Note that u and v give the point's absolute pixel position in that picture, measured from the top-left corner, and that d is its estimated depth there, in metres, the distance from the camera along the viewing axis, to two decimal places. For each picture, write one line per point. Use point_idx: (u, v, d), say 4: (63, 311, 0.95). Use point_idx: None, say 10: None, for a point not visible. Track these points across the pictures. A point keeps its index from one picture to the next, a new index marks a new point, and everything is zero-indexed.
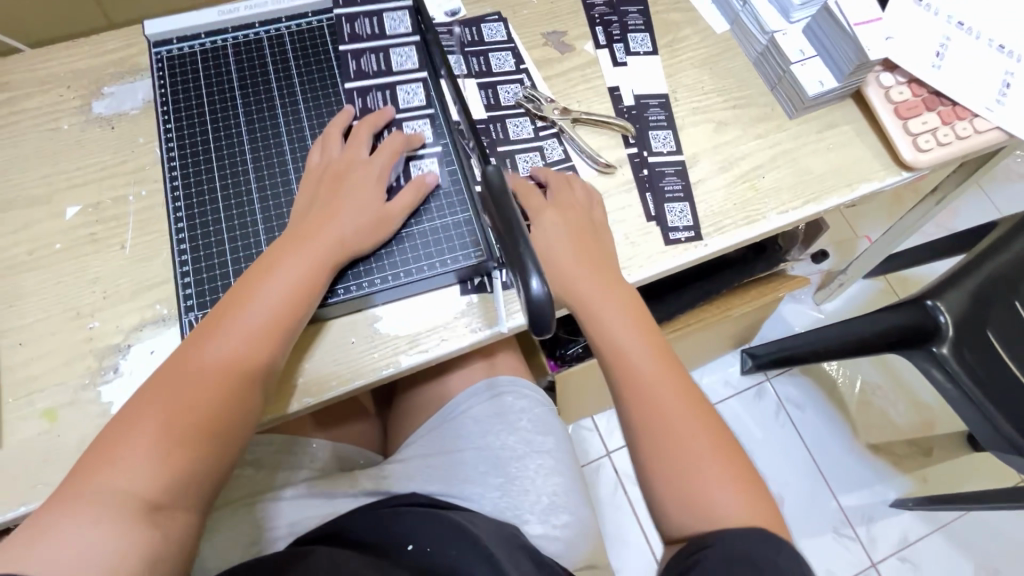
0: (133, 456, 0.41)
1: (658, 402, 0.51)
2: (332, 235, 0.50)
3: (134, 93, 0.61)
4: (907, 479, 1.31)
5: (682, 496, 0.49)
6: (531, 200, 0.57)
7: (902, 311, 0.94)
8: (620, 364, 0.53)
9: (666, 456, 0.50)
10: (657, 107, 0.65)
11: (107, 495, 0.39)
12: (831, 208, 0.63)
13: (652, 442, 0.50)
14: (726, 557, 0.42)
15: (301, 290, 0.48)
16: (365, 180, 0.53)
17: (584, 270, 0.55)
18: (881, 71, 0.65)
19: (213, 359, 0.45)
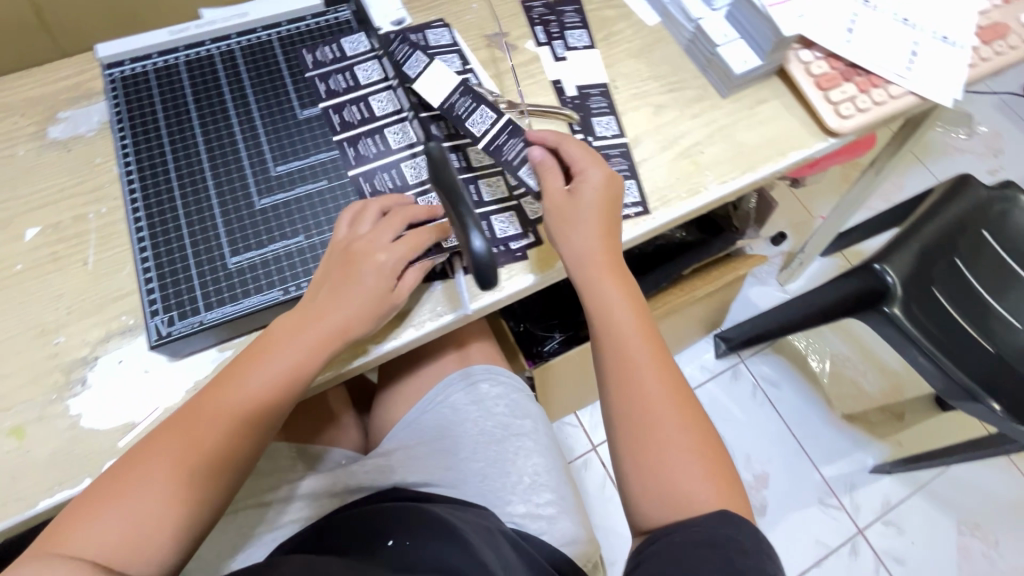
0: (133, 494, 0.44)
1: (645, 388, 0.54)
2: (333, 319, 0.50)
3: (90, 115, 0.63)
4: (884, 445, 1.35)
5: (650, 476, 0.52)
6: (592, 163, 0.58)
7: (855, 278, 0.98)
8: (613, 339, 0.56)
9: (641, 439, 0.53)
10: (599, 96, 0.69)
11: (100, 536, 0.42)
12: (769, 175, 0.67)
13: (631, 427, 0.53)
14: (692, 542, 0.45)
15: (308, 363, 0.50)
16: (376, 275, 0.51)
17: (595, 250, 0.56)
18: (800, 48, 0.70)
19: (216, 409, 0.48)
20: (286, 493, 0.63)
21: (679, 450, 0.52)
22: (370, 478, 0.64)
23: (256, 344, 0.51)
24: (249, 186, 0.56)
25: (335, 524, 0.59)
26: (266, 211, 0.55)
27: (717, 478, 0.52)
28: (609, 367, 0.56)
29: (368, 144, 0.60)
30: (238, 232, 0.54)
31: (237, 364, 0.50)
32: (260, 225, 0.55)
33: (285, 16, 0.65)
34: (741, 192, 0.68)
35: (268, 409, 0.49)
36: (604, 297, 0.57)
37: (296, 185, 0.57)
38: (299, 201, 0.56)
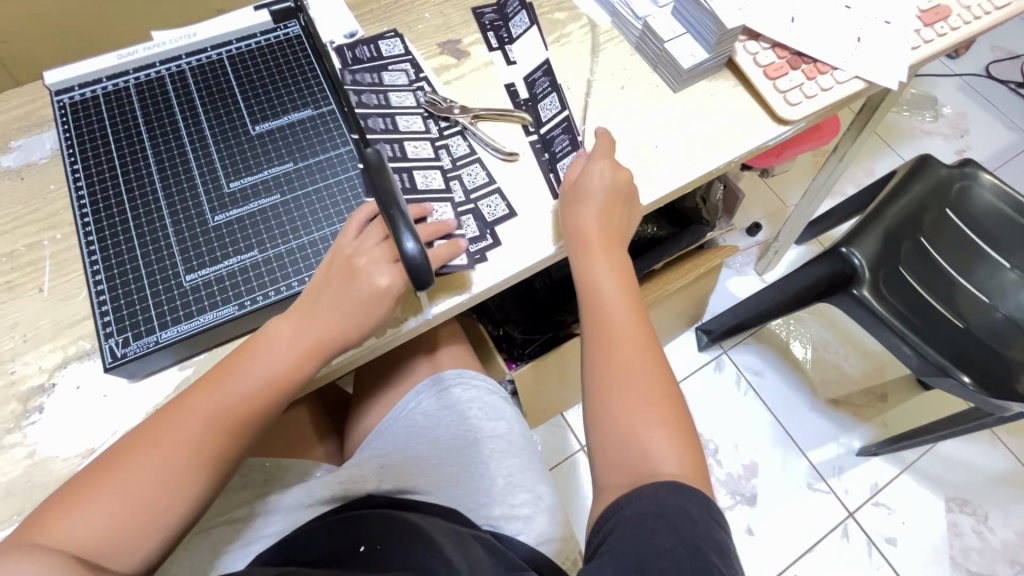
0: (120, 486, 0.45)
1: (629, 369, 0.54)
2: (320, 322, 0.51)
3: (42, 143, 0.63)
4: (869, 427, 1.36)
5: (618, 442, 0.52)
6: (606, 156, 0.61)
7: (826, 262, 0.99)
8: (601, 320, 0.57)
9: (621, 417, 0.52)
10: (544, 80, 0.69)
11: (87, 528, 0.43)
12: (722, 165, 0.68)
13: (607, 391, 0.54)
14: (644, 514, 0.45)
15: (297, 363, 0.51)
16: (370, 285, 0.50)
17: (594, 229, 0.59)
18: (746, 40, 0.71)
19: (206, 406, 0.48)
20: (257, 508, 0.62)
21: (656, 428, 0.51)
22: (341, 488, 0.63)
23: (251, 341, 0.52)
24: (201, 203, 0.56)
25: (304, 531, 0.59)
26: (219, 226, 0.56)
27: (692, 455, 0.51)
28: (593, 348, 0.56)
29: (331, 154, 0.60)
30: (193, 249, 0.54)
31: (233, 359, 0.51)
32: (214, 241, 0.55)
33: (234, 34, 0.65)
34: (698, 184, 0.69)
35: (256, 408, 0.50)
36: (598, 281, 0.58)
37: (248, 200, 0.57)
38: (251, 216, 0.56)
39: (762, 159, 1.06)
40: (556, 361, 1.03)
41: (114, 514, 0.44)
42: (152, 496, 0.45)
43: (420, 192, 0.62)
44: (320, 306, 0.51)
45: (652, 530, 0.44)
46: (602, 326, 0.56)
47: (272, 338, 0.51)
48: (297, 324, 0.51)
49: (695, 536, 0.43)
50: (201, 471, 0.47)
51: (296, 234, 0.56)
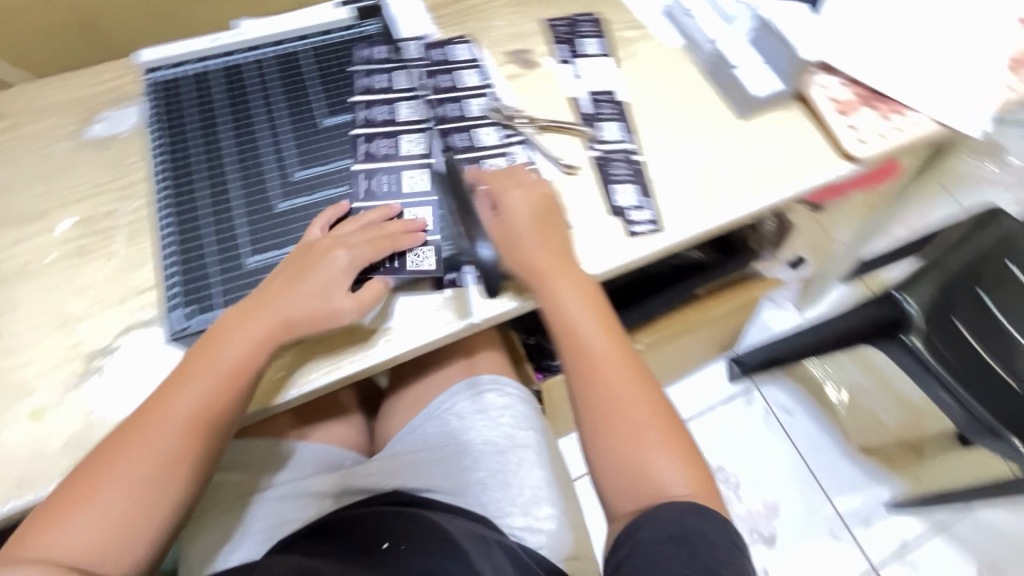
0: (97, 500, 0.44)
1: (614, 394, 0.52)
2: (277, 317, 0.51)
3: (126, 117, 0.65)
4: (901, 480, 1.31)
5: (622, 468, 0.50)
6: (513, 181, 0.59)
7: (874, 305, 0.98)
8: (579, 350, 0.54)
9: (621, 449, 0.50)
10: (609, 103, 0.70)
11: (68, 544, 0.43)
12: (784, 199, 0.67)
13: (600, 424, 0.51)
14: (661, 537, 0.44)
15: (255, 352, 0.50)
16: (326, 278, 0.52)
17: (543, 255, 0.56)
18: (819, 73, 0.70)
19: (177, 404, 0.48)
20: (290, 489, 0.64)
21: (656, 449, 0.50)
22: (373, 480, 0.64)
23: (204, 344, 0.50)
24: (268, 189, 0.58)
25: (327, 526, 0.59)
26: (285, 213, 0.57)
27: (696, 466, 0.50)
28: (583, 381, 0.53)
29: (400, 150, 0.62)
30: (259, 233, 0.56)
31: (189, 363, 0.50)
32: (280, 227, 0.57)
33: (316, 29, 0.67)
34: (757, 215, 0.68)
35: (226, 405, 0.49)
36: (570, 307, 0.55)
37: (314, 191, 0.59)
38: (317, 207, 0.58)
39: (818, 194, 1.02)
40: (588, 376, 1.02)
41: (99, 523, 0.44)
42: (134, 502, 0.45)
43: None
44: (273, 304, 0.51)
45: (672, 556, 0.43)
46: (582, 360, 0.53)
47: (224, 337, 0.50)
48: (251, 320, 0.51)
49: (714, 560, 0.42)
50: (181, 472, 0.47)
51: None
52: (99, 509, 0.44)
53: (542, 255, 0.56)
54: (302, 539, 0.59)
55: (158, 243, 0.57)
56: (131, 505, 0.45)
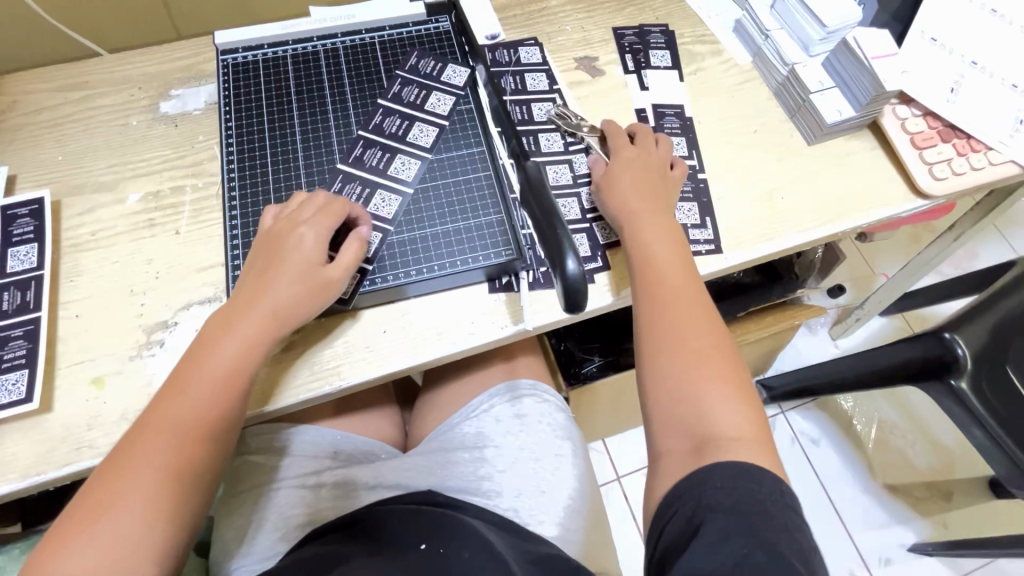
0: (107, 520, 0.41)
1: (681, 321, 0.50)
2: (268, 308, 0.49)
3: (198, 96, 0.67)
4: (926, 523, 1.27)
5: (675, 392, 0.47)
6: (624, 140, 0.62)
7: (923, 343, 0.94)
8: (651, 282, 0.53)
9: (679, 373, 0.48)
10: (673, 116, 0.69)
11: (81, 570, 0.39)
12: (849, 230, 0.65)
13: (662, 346, 0.49)
14: (720, 512, 0.39)
15: (251, 347, 0.49)
16: (297, 256, 0.51)
17: (632, 195, 0.58)
18: (897, 103, 0.68)
19: (177, 410, 0.45)
20: (327, 476, 0.65)
21: (715, 381, 0.47)
22: (409, 475, 0.65)
23: (191, 351, 0.48)
24: (332, 177, 0.59)
25: (363, 523, 0.59)
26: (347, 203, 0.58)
27: (756, 412, 0.47)
28: (652, 311, 0.51)
29: (464, 148, 0.61)
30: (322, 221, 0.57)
31: (181, 371, 0.47)
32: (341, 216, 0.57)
33: (389, 21, 0.68)
34: (818, 244, 0.66)
35: (228, 409, 0.47)
36: (650, 245, 0.55)
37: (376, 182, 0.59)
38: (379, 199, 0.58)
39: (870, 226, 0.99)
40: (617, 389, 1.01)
41: (109, 546, 0.40)
42: (146, 518, 0.42)
43: None
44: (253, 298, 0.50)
45: (734, 532, 0.37)
46: (653, 286, 0.53)
47: (212, 339, 0.48)
48: (238, 319, 0.49)
49: (777, 540, 0.37)
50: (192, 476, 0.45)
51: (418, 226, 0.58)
52: (107, 528, 0.41)
53: (636, 193, 0.58)
54: (338, 529, 0.59)
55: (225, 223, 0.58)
56: (144, 522, 0.42)
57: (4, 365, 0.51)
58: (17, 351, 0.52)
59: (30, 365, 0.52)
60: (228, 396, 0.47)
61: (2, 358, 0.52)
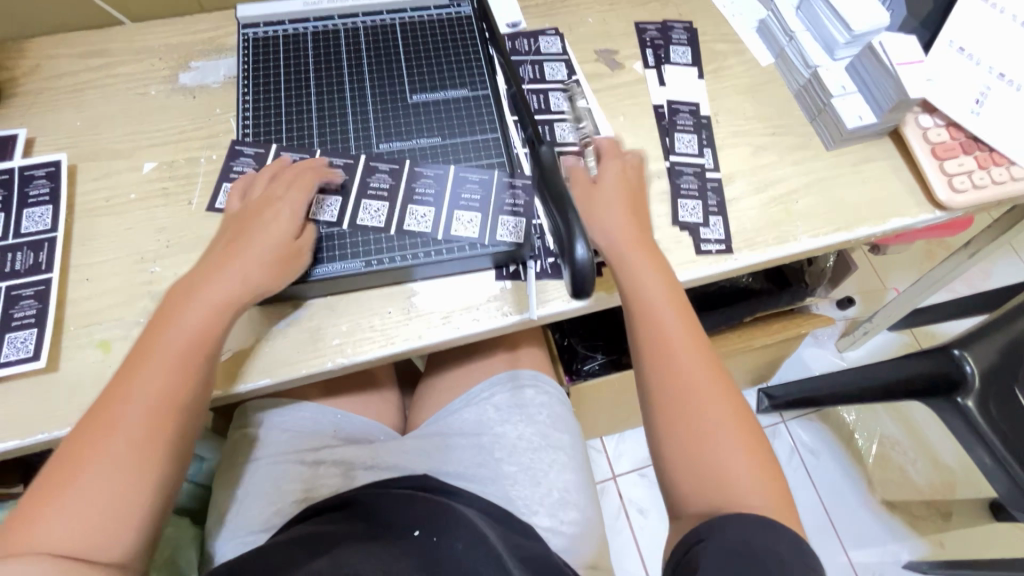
0: (81, 487, 0.41)
1: (686, 377, 0.50)
2: (232, 278, 0.50)
3: (217, 69, 0.67)
4: (923, 542, 1.26)
5: (689, 453, 0.47)
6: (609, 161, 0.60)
7: (931, 359, 0.92)
8: (652, 329, 0.52)
9: (692, 434, 0.48)
10: (687, 114, 0.69)
11: (55, 536, 0.39)
12: (863, 237, 0.64)
13: (670, 406, 0.49)
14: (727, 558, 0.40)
15: (215, 313, 0.49)
16: (269, 229, 0.52)
17: (629, 230, 0.56)
18: (920, 112, 0.67)
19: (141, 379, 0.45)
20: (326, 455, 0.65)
21: (730, 436, 0.47)
22: (406, 458, 0.65)
23: (155, 320, 0.48)
24: (335, 161, 0.59)
25: (355, 508, 0.58)
26: (346, 190, 0.58)
27: (769, 470, 0.47)
28: (652, 351, 0.51)
29: (479, 134, 0.61)
30: (322, 203, 0.57)
31: (143, 344, 0.47)
32: (338, 201, 0.57)
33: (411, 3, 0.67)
34: (830, 250, 0.65)
35: (194, 371, 0.47)
36: (643, 278, 0.54)
37: (376, 171, 0.58)
38: (377, 188, 0.58)
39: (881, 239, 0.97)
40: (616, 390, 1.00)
41: (87, 512, 0.40)
42: (122, 484, 0.42)
43: None
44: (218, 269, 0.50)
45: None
46: (653, 337, 0.52)
47: (174, 307, 0.48)
48: (202, 287, 0.49)
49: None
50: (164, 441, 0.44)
51: (414, 216, 0.57)
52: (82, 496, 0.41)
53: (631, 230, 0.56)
54: (330, 510, 0.59)
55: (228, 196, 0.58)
56: (120, 486, 0.42)
57: (13, 324, 0.52)
58: (27, 311, 0.53)
59: (39, 325, 0.52)
60: (195, 361, 0.47)
61: (12, 316, 0.52)
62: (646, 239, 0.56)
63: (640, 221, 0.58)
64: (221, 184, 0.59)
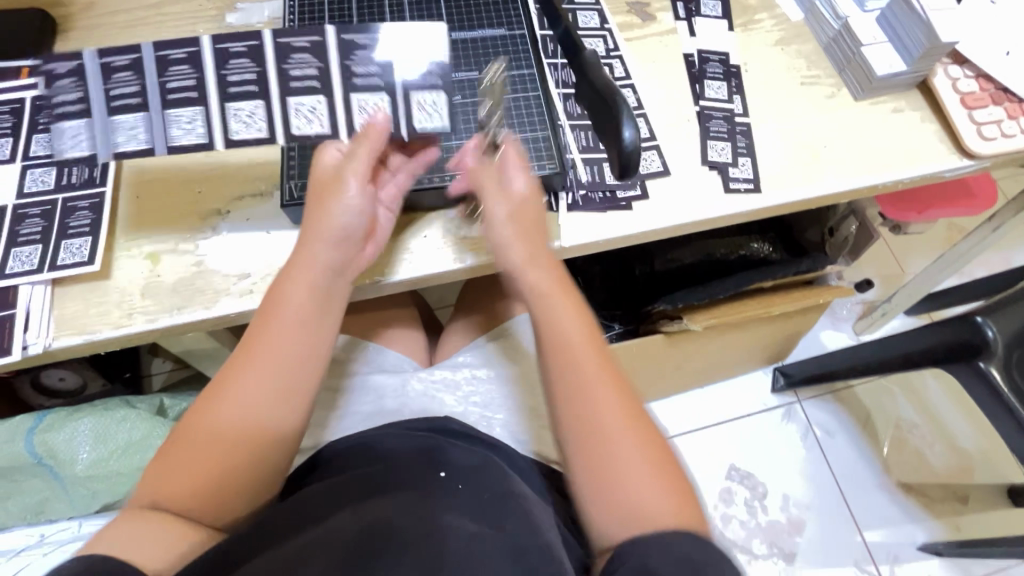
0: (184, 459, 0.45)
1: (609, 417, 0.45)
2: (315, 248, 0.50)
3: (261, 10, 0.69)
4: (939, 524, 1.24)
5: (609, 487, 0.44)
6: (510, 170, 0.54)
7: (950, 327, 0.91)
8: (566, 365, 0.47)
9: (606, 470, 0.44)
10: (717, 63, 0.70)
11: (161, 498, 0.43)
12: (889, 184, 0.65)
13: (586, 443, 0.45)
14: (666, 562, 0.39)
15: (302, 289, 0.49)
16: (347, 210, 0.51)
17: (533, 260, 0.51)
18: (950, 63, 0.68)
19: (235, 360, 0.48)
20: (357, 383, 0.67)
21: (648, 469, 0.44)
22: (434, 388, 0.67)
23: (264, 308, 0.50)
24: (298, 43, 0.53)
25: (361, 457, 0.56)
26: (328, 85, 0.54)
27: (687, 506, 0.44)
28: (567, 398, 0.47)
29: (513, 70, 0.63)
30: (299, 105, 0.54)
31: (250, 335, 0.48)
32: (324, 100, 0.54)
33: None
34: (856, 195, 0.66)
35: (273, 340, 0.48)
36: (556, 310, 0.49)
37: (358, 48, 0.54)
38: (365, 74, 0.54)
39: (901, 211, 0.91)
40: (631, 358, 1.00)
41: (183, 478, 0.44)
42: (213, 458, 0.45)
43: (583, 133, 0.64)
44: (303, 249, 0.50)
45: None
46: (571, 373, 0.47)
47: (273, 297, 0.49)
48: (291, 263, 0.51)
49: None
50: (258, 420, 0.46)
51: (421, 105, 0.55)
52: (188, 464, 0.44)
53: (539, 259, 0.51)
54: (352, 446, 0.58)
55: (125, 135, 0.53)
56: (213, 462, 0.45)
57: (70, 232, 0.55)
58: (82, 221, 0.55)
59: (93, 233, 0.55)
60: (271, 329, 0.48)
61: (68, 226, 0.55)
62: (558, 271, 0.52)
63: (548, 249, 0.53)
64: (106, 122, 0.52)
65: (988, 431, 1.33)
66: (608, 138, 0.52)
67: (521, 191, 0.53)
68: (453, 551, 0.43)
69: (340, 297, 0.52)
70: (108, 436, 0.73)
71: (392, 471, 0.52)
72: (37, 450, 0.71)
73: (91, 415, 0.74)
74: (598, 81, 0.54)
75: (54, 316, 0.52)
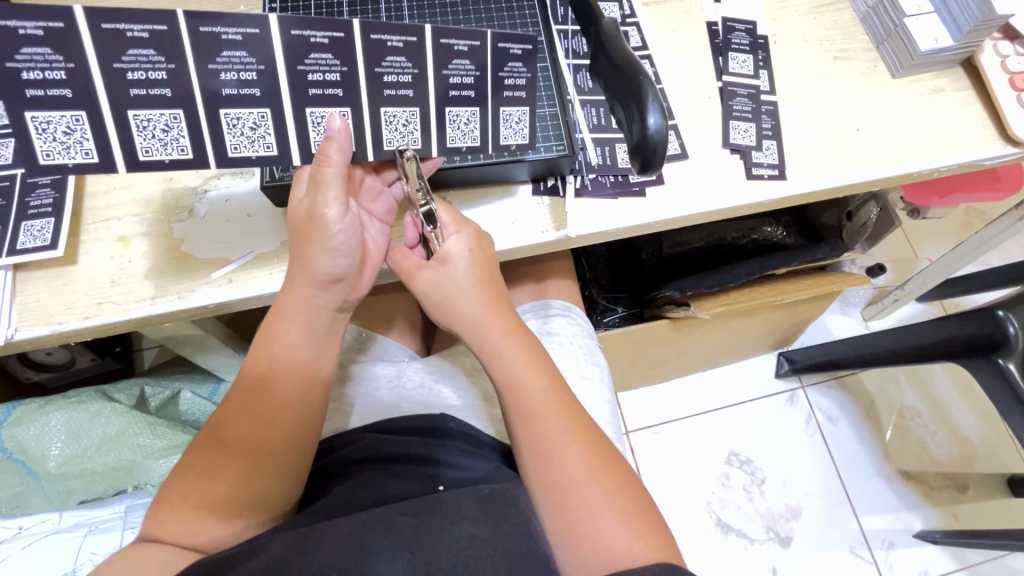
0: (193, 497, 0.44)
1: (570, 474, 0.45)
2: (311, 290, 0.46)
3: None
4: (936, 512, 1.19)
5: (574, 540, 0.44)
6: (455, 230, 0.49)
7: (969, 321, 0.82)
8: (525, 420, 0.47)
9: (568, 525, 0.44)
10: (743, 32, 0.63)
11: (175, 536, 0.43)
12: (924, 172, 0.60)
13: (552, 497, 0.45)
14: None
15: (306, 333, 0.47)
16: (333, 248, 0.45)
17: (487, 316, 0.49)
18: (1000, 39, 0.62)
19: (234, 410, 0.46)
20: (351, 370, 0.63)
21: (609, 516, 0.44)
22: (426, 379, 0.62)
23: (255, 351, 0.47)
24: (392, 41, 0.45)
25: (355, 460, 0.52)
26: (423, 96, 0.48)
27: (653, 539, 0.44)
28: (526, 441, 0.47)
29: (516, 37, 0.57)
30: (391, 116, 0.48)
31: (250, 385, 0.46)
32: (418, 114, 0.49)
33: None
34: (890, 183, 0.61)
35: (278, 389, 0.46)
36: (513, 369, 0.48)
37: (454, 54, 0.47)
38: (460, 84, 0.48)
39: (919, 196, 0.81)
40: (633, 344, 0.95)
41: (194, 516, 0.43)
42: (227, 499, 0.44)
43: (594, 109, 0.59)
44: (293, 293, 0.46)
45: None
46: (530, 428, 0.47)
47: (269, 334, 0.47)
48: (284, 304, 0.47)
49: None
50: (270, 465, 0.45)
51: (509, 121, 0.52)
52: (198, 503, 0.44)
53: (491, 311, 0.49)
54: (343, 444, 0.55)
55: (153, 139, 0.44)
56: (227, 502, 0.44)
57: (30, 212, 0.50)
58: (44, 200, 0.51)
59: (56, 215, 0.50)
60: (271, 379, 0.46)
61: (28, 205, 0.50)
62: (512, 317, 0.50)
63: (504, 300, 0.51)
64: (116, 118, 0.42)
65: (993, 421, 1.28)
66: (628, 117, 0.47)
67: (455, 251, 0.49)
68: (450, 550, 0.40)
69: (341, 328, 0.49)
70: (81, 432, 0.73)
71: (387, 479, 0.49)
72: (6, 445, 0.70)
73: (64, 408, 0.73)
74: (616, 55, 0.48)
75: (16, 305, 0.48)
